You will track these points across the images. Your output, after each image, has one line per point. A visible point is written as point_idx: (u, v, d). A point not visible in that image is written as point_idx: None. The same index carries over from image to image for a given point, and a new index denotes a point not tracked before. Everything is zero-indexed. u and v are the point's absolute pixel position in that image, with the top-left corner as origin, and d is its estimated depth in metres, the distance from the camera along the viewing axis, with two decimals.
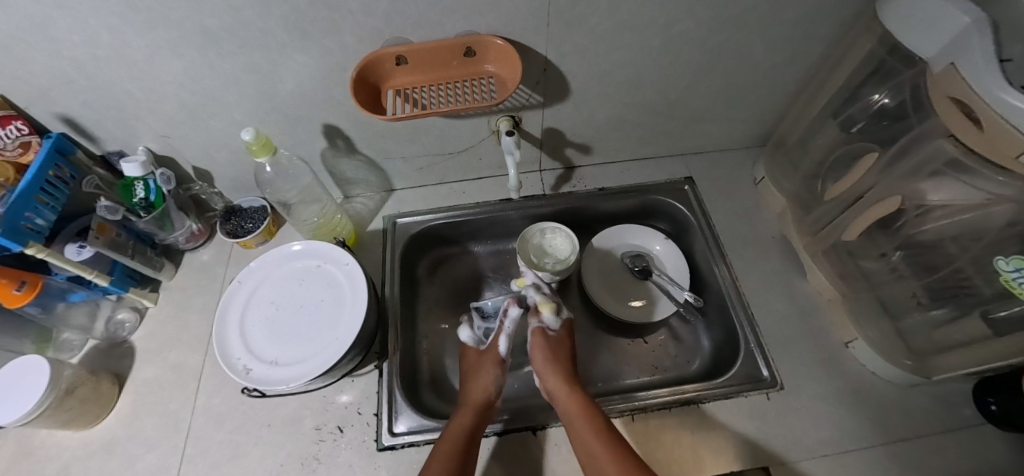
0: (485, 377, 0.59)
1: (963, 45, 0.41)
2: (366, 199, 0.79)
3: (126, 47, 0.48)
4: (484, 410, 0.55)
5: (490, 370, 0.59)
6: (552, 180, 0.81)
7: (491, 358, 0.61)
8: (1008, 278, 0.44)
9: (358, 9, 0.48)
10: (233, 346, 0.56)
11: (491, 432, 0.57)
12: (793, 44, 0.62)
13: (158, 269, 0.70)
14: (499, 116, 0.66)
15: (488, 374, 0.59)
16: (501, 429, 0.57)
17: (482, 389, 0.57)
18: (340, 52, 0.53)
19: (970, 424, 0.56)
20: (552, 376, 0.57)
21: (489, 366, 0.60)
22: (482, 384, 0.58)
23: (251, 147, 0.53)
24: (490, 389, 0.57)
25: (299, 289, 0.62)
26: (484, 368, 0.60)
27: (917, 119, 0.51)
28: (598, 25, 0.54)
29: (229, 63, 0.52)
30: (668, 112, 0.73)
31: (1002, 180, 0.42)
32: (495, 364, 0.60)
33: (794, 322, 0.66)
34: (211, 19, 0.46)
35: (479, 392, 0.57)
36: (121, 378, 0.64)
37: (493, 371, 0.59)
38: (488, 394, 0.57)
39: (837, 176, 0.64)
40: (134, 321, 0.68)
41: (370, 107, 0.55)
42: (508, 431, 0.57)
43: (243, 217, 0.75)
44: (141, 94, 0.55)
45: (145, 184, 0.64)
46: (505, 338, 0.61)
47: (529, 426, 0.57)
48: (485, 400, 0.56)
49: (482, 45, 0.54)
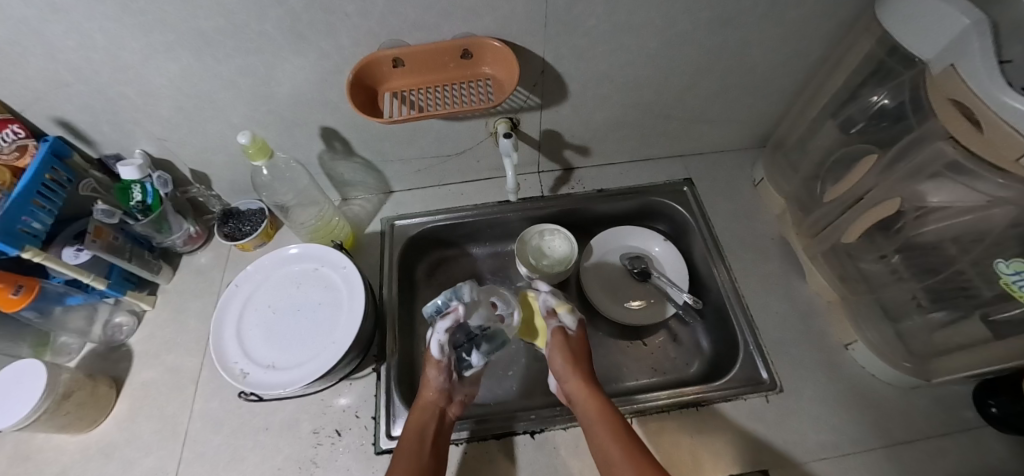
0: (428, 378, 0.58)
1: (963, 47, 0.41)
2: (365, 201, 0.79)
3: (122, 50, 0.48)
4: (436, 414, 0.55)
5: (432, 370, 0.58)
6: (550, 181, 0.81)
7: (431, 360, 0.59)
8: (1008, 281, 0.43)
9: (355, 12, 0.48)
10: (230, 350, 0.55)
11: (460, 438, 0.57)
12: (792, 45, 0.62)
13: (156, 272, 0.70)
14: (497, 117, 0.66)
15: (432, 376, 0.57)
16: (468, 436, 0.57)
17: (428, 391, 0.56)
18: (337, 54, 0.53)
19: (971, 427, 0.56)
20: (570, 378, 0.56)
21: (430, 367, 0.58)
22: (429, 386, 0.57)
23: (248, 150, 0.53)
24: (436, 392, 0.56)
25: (296, 292, 0.61)
26: (428, 370, 0.58)
27: (917, 120, 0.50)
28: (596, 26, 0.54)
29: (226, 66, 0.52)
30: (667, 114, 0.72)
31: (1002, 182, 0.42)
32: (434, 366, 0.58)
33: (793, 324, 0.66)
34: (207, 22, 0.46)
35: (426, 395, 0.56)
36: (119, 381, 0.64)
37: (434, 372, 0.57)
38: (436, 395, 0.56)
39: (836, 177, 0.64)
40: (132, 325, 0.68)
41: (367, 109, 0.55)
42: (477, 438, 0.57)
43: (241, 219, 0.75)
44: (137, 98, 0.55)
45: (142, 187, 0.64)
46: (434, 344, 0.58)
47: (503, 432, 0.57)
48: (434, 402, 0.55)
49: (479, 48, 0.54)
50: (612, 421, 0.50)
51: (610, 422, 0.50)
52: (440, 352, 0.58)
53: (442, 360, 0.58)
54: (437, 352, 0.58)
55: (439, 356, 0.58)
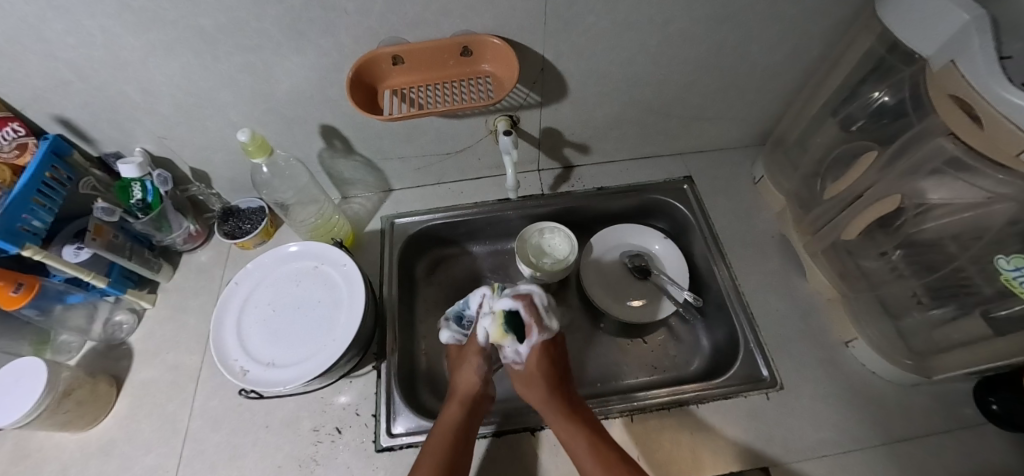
0: (469, 367, 0.60)
1: (963, 43, 0.41)
2: (364, 200, 0.79)
3: (121, 48, 0.48)
4: (473, 404, 0.56)
5: (473, 360, 0.60)
6: (550, 179, 0.81)
7: (472, 349, 0.61)
8: (1008, 277, 0.43)
9: (354, 9, 0.47)
10: (230, 347, 0.55)
11: (486, 432, 0.57)
12: (793, 42, 0.61)
13: (156, 271, 0.70)
14: (497, 115, 0.66)
15: (473, 365, 0.60)
16: (495, 430, 0.57)
17: (469, 381, 0.58)
18: (336, 52, 0.53)
19: (971, 424, 0.56)
20: (536, 381, 0.57)
21: (472, 357, 0.60)
22: (469, 376, 0.59)
23: (247, 148, 0.53)
24: (478, 380, 0.58)
25: (296, 290, 0.61)
26: (469, 360, 0.60)
27: (917, 116, 0.50)
28: (595, 23, 0.54)
29: (226, 64, 0.52)
30: (667, 112, 0.72)
31: (1002, 178, 0.42)
32: (477, 354, 0.60)
33: (793, 321, 0.66)
34: (206, 20, 0.46)
35: (466, 385, 0.58)
36: (120, 379, 0.64)
37: (476, 362, 0.60)
38: (477, 385, 0.58)
39: (836, 175, 0.64)
40: (132, 323, 0.68)
41: (367, 107, 0.55)
42: (504, 432, 0.57)
43: (241, 217, 0.75)
44: (137, 96, 0.55)
45: (142, 185, 0.64)
46: (483, 328, 0.62)
47: (524, 427, 0.57)
48: (472, 391, 0.57)
49: (479, 45, 0.54)
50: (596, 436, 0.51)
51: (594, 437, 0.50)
52: (486, 340, 0.62)
53: (485, 350, 0.61)
54: (481, 339, 0.62)
55: (483, 343, 0.61)
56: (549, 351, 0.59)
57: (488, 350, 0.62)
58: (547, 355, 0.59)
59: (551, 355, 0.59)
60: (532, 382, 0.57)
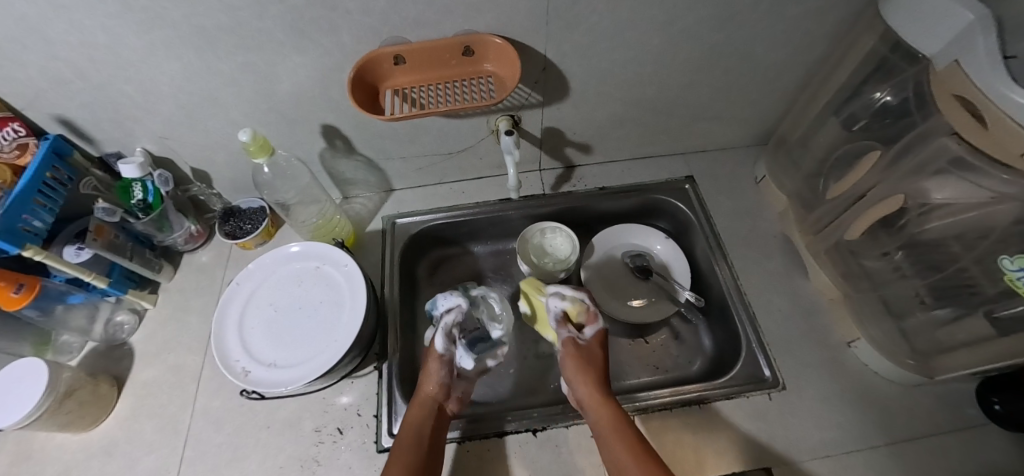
0: (430, 372, 0.57)
1: (967, 42, 0.41)
2: (366, 199, 0.79)
3: (122, 48, 0.48)
4: (436, 408, 0.55)
5: (433, 365, 0.58)
6: (552, 179, 0.81)
7: (432, 354, 0.59)
8: (1012, 277, 0.43)
9: (356, 9, 0.47)
10: (231, 348, 0.55)
11: (454, 437, 0.57)
12: (795, 41, 0.61)
13: (157, 271, 0.70)
14: (498, 115, 0.66)
15: (433, 369, 0.57)
16: (463, 434, 0.57)
17: (428, 385, 0.56)
18: (338, 52, 0.53)
19: (974, 424, 0.56)
20: (591, 366, 0.56)
21: (433, 361, 0.58)
22: (430, 379, 0.57)
23: (248, 148, 0.53)
24: (437, 385, 0.56)
25: (298, 291, 0.61)
26: (431, 363, 0.58)
27: (920, 116, 0.50)
28: (598, 23, 0.53)
29: (227, 64, 0.52)
30: (669, 111, 0.72)
31: (1006, 178, 0.42)
32: (438, 360, 0.58)
33: (796, 322, 0.66)
34: (207, 19, 0.46)
35: (427, 388, 0.56)
36: (121, 380, 0.64)
37: (437, 366, 0.58)
38: (437, 390, 0.56)
39: (838, 174, 0.63)
40: (133, 323, 0.68)
41: (368, 107, 0.55)
42: (472, 436, 0.57)
43: (242, 218, 0.75)
44: (138, 95, 0.55)
45: (143, 185, 0.64)
46: (440, 336, 0.59)
47: (494, 432, 0.57)
48: (434, 394, 0.55)
49: (480, 44, 0.54)
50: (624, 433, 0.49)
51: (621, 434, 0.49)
52: (445, 346, 0.59)
53: (446, 355, 0.59)
54: (441, 344, 0.59)
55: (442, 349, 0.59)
56: (603, 339, 0.60)
57: (450, 354, 0.59)
58: (598, 340, 0.60)
59: (603, 347, 0.59)
60: (586, 365, 0.56)
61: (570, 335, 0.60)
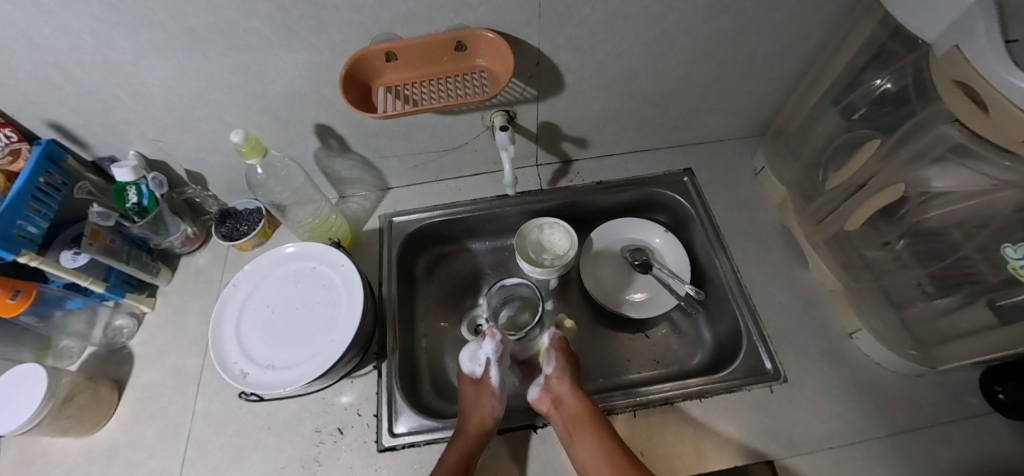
0: (484, 408, 0.56)
1: (965, 27, 0.40)
2: (362, 198, 0.78)
3: (112, 51, 0.47)
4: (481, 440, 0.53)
5: (489, 400, 0.57)
6: (549, 174, 0.80)
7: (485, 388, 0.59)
8: (1014, 266, 0.42)
9: (345, 6, 0.47)
10: (228, 350, 0.54)
11: None
12: (792, 30, 0.60)
13: (155, 274, 0.70)
14: (493, 111, 0.65)
15: (488, 404, 0.57)
16: None
17: (479, 416, 0.55)
18: (329, 50, 0.52)
19: (977, 414, 0.55)
20: (563, 381, 0.58)
21: (488, 396, 0.58)
22: (483, 414, 0.55)
23: (241, 149, 0.52)
24: (491, 420, 0.55)
25: (294, 292, 0.60)
26: (483, 399, 0.57)
27: (920, 103, 0.49)
28: (590, 15, 0.53)
29: (218, 65, 0.51)
30: (665, 103, 0.71)
31: (1008, 165, 0.41)
32: (491, 394, 0.58)
33: (796, 314, 0.65)
34: (195, 19, 0.45)
35: (478, 422, 0.54)
36: (121, 384, 0.64)
37: (492, 404, 0.57)
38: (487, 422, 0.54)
39: (838, 164, 0.62)
40: (132, 327, 0.68)
41: (360, 105, 0.54)
42: None
43: (238, 219, 0.74)
44: (129, 98, 0.54)
45: (137, 189, 0.63)
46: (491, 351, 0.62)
47: (494, 429, 0.57)
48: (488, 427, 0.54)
49: (472, 40, 0.53)
50: (600, 426, 0.53)
51: (598, 427, 0.52)
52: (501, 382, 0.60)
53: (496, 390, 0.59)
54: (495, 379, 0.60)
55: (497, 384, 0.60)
56: (565, 356, 0.62)
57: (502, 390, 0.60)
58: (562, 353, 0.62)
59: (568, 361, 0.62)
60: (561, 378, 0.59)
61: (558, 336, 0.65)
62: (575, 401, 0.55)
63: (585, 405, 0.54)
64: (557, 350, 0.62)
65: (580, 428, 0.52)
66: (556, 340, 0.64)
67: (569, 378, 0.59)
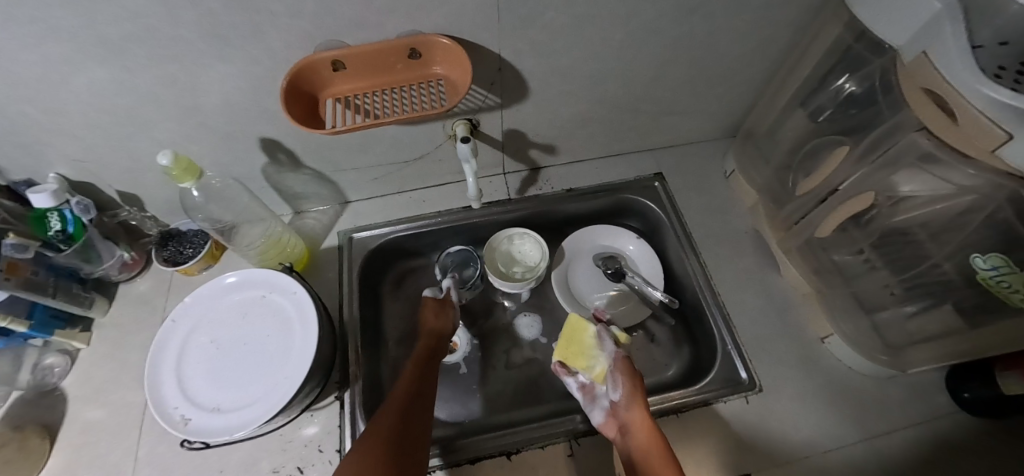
0: (443, 312, 0.65)
1: (935, 33, 0.39)
2: (319, 214, 0.73)
3: (11, 65, 0.41)
4: (441, 337, 0.62)
5: (447, 307, 0.66)
6: (517, 183, 0.77)
7: (445, 300, 0.67)
8: (985, 276, 0.43)
9: (283, 12, 0.42)
10: (169, 394, 0.49)
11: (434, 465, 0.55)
12: (761, 31, 0.59)
13: (89, 307, 0.64)
14: (455, 119, 0.61)
15: (449, 311, 0.66)
16: (438, 463, 0.55)
17: (438, 321, 0.63)
18: (268, 59, 0.47)
19: (946, 413, 0.56)
20: (631, 409, 0.54)
21: (448, 307, 0.66)
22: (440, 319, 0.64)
23: (171, 172, 0.47)
24: (448, 323, 0.64)
25: (243, 325, 0.55)
26: (442, 308, 0.66)
27: (888, 108, 0.48)
28: (554, 18, 0.49)
29: (141, 78, 0.46)
30: (635, 108, 0.69)
31: (976, 173, 0.41)
32: (451, 304, 0.67)
33: (769, 319, 0.65)
34: (107, 28, 0.39)
35: (438, 324, 0.63)
36: (53, 430, 0.57)
37: (450, 309, 0.66)
38: (445, 326, 0.63)
39: (807, 168, 0.62)
40: (65, 365, 0.62)
41: (307, 119, 0.49)
42: (447, 465, 0.55)
43: (183, 241, 0.68)
44: (40, 117, 0.48)
45: (60, 214, 0.56)
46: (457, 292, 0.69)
47: (467, 459, 0.55)
48: (444, 332, 0.63)
49: (428, 46, 0.49)
50: (669, 462, 0.48)
51: (666, 462, 0.48)
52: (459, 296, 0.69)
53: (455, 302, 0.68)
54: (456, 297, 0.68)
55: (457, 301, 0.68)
56: (633, 381, 0.58)
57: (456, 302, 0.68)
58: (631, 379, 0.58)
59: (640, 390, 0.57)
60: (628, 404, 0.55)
61: (621, 353, 0.62)
62: (645, 433, 0.51)
63: (655, 438, 0.50)
64: (624, 374, 0.58)
65: (645, 462, 0.48)
66: (622, 362, 0.60)
67: (637, 407, 0.54)
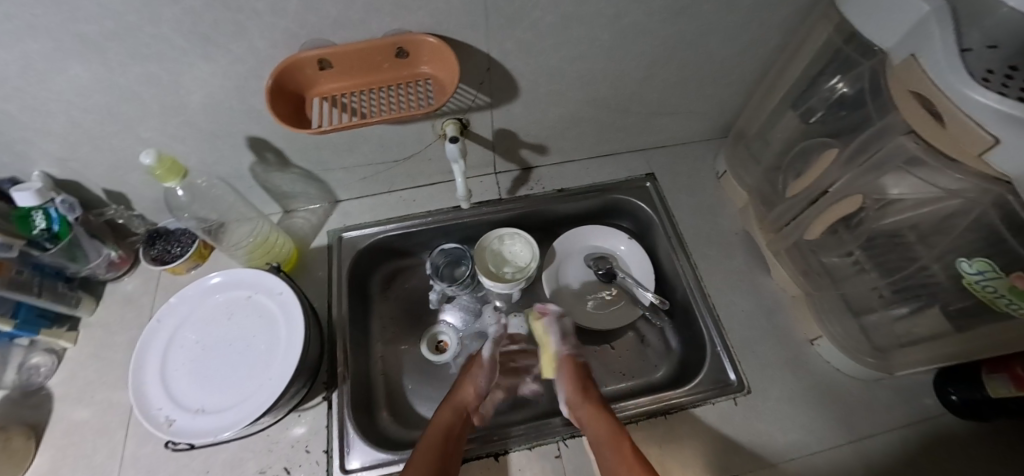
0: (473, 379, 0.60)
1: (923, 36, 0.39)
2: (308, 213, 0.73)
3: None
4: (466, 414, 0.57)
5: (477, 372, 0.61)
6: (508, 182, 0.76)
7: (476, 362, 0.63)
8: (970, 280, 0.42)
9: (266, 9, 0.41)
10: (153, 395, 0.49)
11: None
12: (751, 32, 0.58)
13: (76, 305, 0.63)
14: (444, 119, 0.61)
15: (478, 377, 0.61)
16: None
17: (468, 391, 0.59)
18: (251, 57, 0.47)
19: (932, 416, 0.56)
20: (579, 400, 0.56)
21: (477, 368, 0.62)
22: (469, 388, 0.59)
23: (155, 172, 0.46)
24: (475, 394, 0.59)
25: (228, 326, 0.55)
26: (474, 371, 0.61)
27: (876, 111, 0.48)
28: (542, 18, 0.49)
29: (124, 76, 0.45)
30: (626, 108, 0.69)
31: (961, 177, 0.41)
32: (480, 367, 0.62)
33: (758, 321, 0.65)
34: (87, 26, 0.39)
35: (466, 397, 0.58)
36: (38, 431, 0.57)
37: (481, 373, 0.61)
38: (472, 398, 0.58)
39: (797, 170, 0.61)
40: (51, 365, 0.61)
41: (292, 119, 0.49)
42: None
43: (170, 240, 0.68)
44: (22, 115, 0.47)
45: (45, 213, 0.56)
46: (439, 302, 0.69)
47: None
48: (470, 405, 0.58)
49: (414, 46, 0.48)
50: (623, 442, 0.49)
51: (620, 443, 0.49)
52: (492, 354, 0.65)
53: (487, 363, 0.63)
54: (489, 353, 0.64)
55: (488, 359, 0.64)
56: (579, 376, 0.59)
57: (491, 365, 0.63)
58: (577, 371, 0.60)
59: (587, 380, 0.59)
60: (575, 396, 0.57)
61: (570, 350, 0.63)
62: (596, 421, 0.52)
63: (606, 423, 0.52)
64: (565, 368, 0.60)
65: (603, 449, 0.50)
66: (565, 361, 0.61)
67: (583, 396, 0.56)
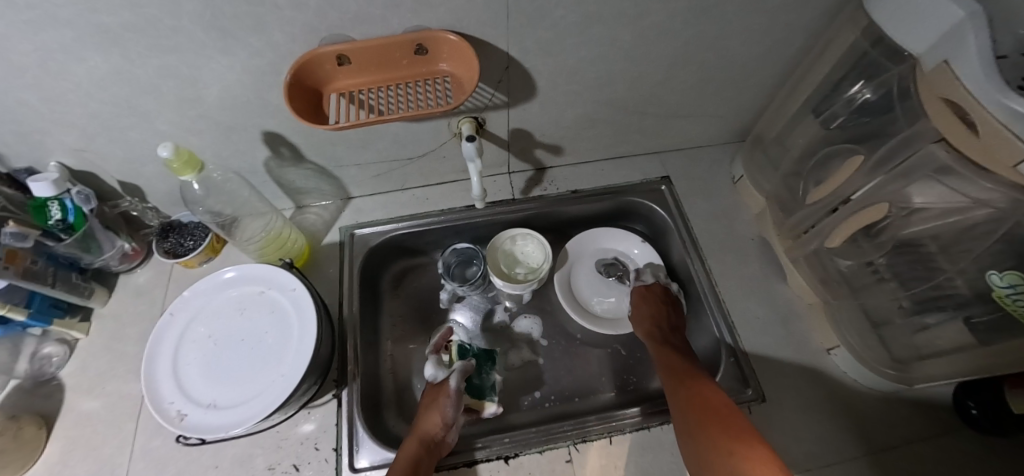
0: (437, 408, 0.55)
1: (957, 42, 0.38)
2: (320, 209, 0.73)
3: (9, 53, 0.40)
4: (432, 445, 0.51)
5: (443, 401, 0.56)
6: (522, 182, 0.76)
7: (442, 390, 0.58)
8: (1001, 294, 0.41)
9: (286, 4, 0.41)
10: (165, 389, 0.49)
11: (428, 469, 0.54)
12: (774, 35, 0.57)
13: (88, 296, 0.63)
14: (460, 117, 0.60)
15: (444, 406, 0.56)
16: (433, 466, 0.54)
17: (431, 420, 0.54)
18: (270, 52, 0.46)
19: (952, 430, 0.55)
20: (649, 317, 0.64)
21: (443, 397, 0.57)
22: (434, 416, 0.54)
23: (171, 165, 0.46)
24: (440, 422, 0.54)
25: (240, 321, 0.55)
26: (439, 399, 0.56)
27: (903, 118, 0.47)
28: (563, 17, 0.48)
29: (142, 68, 0.45)
30: (642, 110, 0.68)
31: (991, 187, 0.40)
32: (446, 395, 0.57)
33: (773, 329, 0.64)
34: (108, 17, 0.39)
35: (430, 425, 0.53)
36: (49, 421, 0.57)
37: (447, 402, 0.56)
38: (438, 427, 0.53)
39: (817, 176, 0.60)
40: (62, 355, 0.61)
41: (310, 114, 0.49)
42: (442, 467, 0.54)
43: (182, 234, 0.68)
44: (40, 105, 0.47)
45: (61, 203, 0.56)
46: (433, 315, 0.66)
47: (463, 461, 0.54)
48: (435, 434, 0.53)
49: (434, 43, 0.48)
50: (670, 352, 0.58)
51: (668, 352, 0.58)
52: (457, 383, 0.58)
53: (454, 390, 0.57)
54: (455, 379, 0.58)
55: (455, 386, 0.58)
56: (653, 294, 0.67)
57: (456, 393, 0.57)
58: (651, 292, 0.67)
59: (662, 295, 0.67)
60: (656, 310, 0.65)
61: None
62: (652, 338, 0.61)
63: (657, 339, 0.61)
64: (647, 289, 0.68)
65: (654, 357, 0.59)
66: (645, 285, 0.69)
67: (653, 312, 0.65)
